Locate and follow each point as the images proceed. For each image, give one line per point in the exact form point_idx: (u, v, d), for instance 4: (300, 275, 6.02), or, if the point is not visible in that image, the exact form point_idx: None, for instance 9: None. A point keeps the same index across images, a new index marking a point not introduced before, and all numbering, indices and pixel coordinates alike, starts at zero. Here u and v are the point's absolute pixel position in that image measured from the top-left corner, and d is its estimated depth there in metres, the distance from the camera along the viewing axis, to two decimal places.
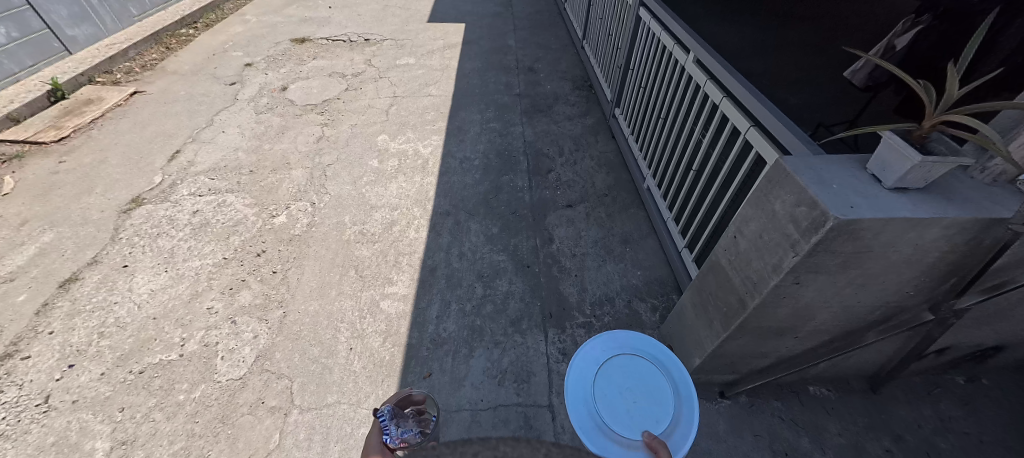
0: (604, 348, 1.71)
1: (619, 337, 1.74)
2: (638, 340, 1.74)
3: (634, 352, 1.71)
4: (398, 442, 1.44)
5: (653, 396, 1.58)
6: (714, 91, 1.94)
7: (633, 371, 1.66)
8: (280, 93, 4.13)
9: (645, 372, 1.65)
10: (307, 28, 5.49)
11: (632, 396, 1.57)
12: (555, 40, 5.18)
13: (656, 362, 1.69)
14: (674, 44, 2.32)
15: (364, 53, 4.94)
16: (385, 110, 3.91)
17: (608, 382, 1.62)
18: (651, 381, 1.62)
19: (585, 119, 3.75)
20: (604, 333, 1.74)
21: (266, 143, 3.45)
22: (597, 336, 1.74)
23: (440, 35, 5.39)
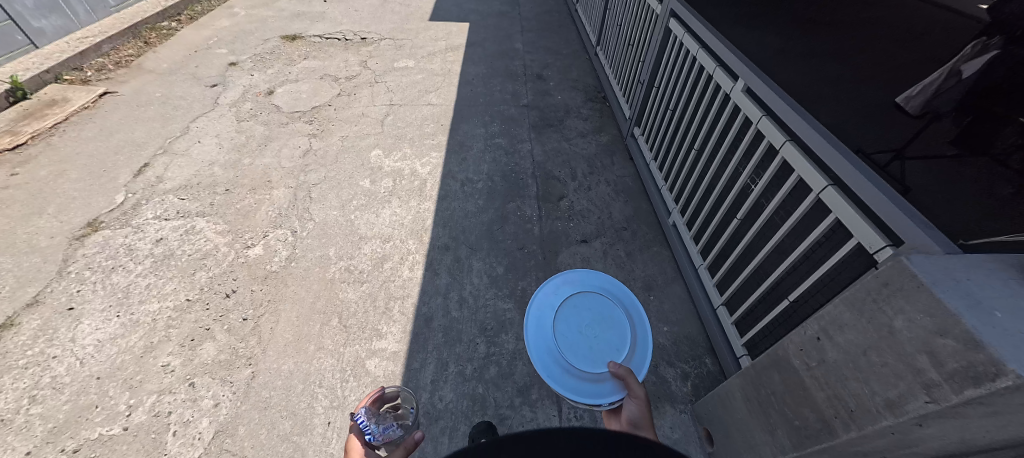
0: (557, 293, 1.87)
1: (567, 280, 1.91)
2: (584, 278, 1.92)
3: (584, 290, 1.88)
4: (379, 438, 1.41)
5: (609, 326, 1.78)
6: (771, 131, 1.62)
7: (588, 308, 1.85)
8: (265, 97, 3.78)
9: (599, 306, 1.85)
10: (299, 24, 5.12)
11: (591, 331, 1.76)
12: (566, 45, 4.83)
13: (605, 293, 1.89)
14: (716, 65, 2.00)
15: (359, 54, 4.58)
16: (380, 119, 3.57)
17: (567, 324, 1.79)
18: (606, 313, 1.82)
19: (599, 136, 3.42)
20: (554, 279, 1.90)
21: (246, 156, 3.11)
22: (548, 283, 1.89)
23: (442, 35, 5.03)
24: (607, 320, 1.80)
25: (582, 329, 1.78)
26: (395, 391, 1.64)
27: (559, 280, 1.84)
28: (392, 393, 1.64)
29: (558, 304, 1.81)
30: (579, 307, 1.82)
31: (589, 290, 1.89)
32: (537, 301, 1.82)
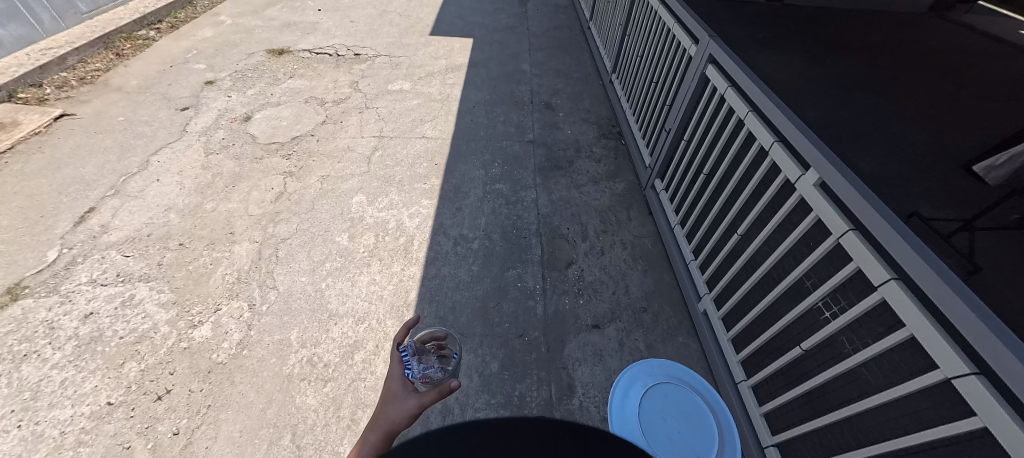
0: (649, 374, 1.81)
1: (665, 366, 1.84)
2: (686, 373, 1.83)
3: (677, 381, 1.81)
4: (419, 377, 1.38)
5: (696, 428, 1.69)
6: (864, 256, 1.25)
7: (677, 400, 1.76)
8: (241, 123, 3.39)
9: (690, 403, 1.75)
10: (288, 36, 4.72)
11: (676, 426, 1.69)
12: (577, 69, 4.43)
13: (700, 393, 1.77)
14: (776, 141, 1.61)
15: (350, 73, 4.19)
16: (368, 154, 3.18)
17: (652, 407, 1.73)
18: (695, 414, 1.72)
19: (615, 182, 3.01)
20: (653, 360, 1.84)
21: (209, 199, 2.71)
22: (644, 361, 1.84)
23: (443, 52, 4.64)
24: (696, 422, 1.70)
25: (666, 419, 1.70)
26: (443, 332, 1.62)
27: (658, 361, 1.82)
28: (439, 335, 1.63)
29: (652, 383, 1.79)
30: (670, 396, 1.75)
31: (684, 383, 1.80)
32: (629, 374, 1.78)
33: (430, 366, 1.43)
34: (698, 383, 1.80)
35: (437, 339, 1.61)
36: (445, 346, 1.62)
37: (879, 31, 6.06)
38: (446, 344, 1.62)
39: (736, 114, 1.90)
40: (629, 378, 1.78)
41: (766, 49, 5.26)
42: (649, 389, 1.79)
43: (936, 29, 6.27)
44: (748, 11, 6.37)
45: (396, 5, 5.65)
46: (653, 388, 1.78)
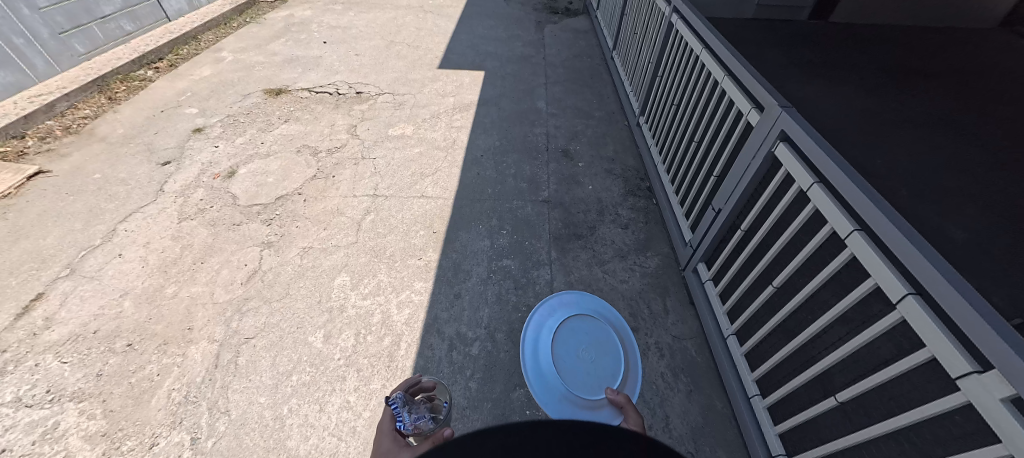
0: (552, 315, 2.03)
1: (562, 301, 2.08)
2: (578, 302, 2.08)
3: (577, 311, 2.06)
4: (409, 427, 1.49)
5: (604, 348, 1.94)
6: None
7: (581, 330, 2.01)
8: (224, 180, 3.04)
9: (593, 329, 2.01)
10: (288, 73, 4.44)
11: (588, 353, 1.92)
12: (598, 107, 3.98)
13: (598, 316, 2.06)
14: (910, 294, 1.09)
15: (350, 115, 3.85)
16: (359, 218, 2.78)
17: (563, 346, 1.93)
18: (599, 336, 1.99)
19: (644, 258, 2.54)
20: (551, 300, 2.07)
21: (172, 281, 2.35)
22: (544, 304, 2.05)
23: (451, 89, 4.28)
24: (601, 341, 1.96)
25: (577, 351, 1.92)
26: (432, 381, 1.71)
27: (554, 302, 2.04)
28: (429, 384, 1.72)
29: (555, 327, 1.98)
30: (576, 330, 1.98)
31: (582, 312, 2.06)
32: (535, 324, 1.97)
33: (422, 417, 1.53)
34: (594, 307, 2.09)
35: (427, 388, 1.70)
36: (435, 394, 1.70)
37: (940, 53, 5.40)
38: (437, 392, 1.71)
39: (828, 222, 1.36)
40: (535, 327, 1.97)
41: (812, 78, 4.70)
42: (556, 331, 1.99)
43: (1001, 49, 5.61)
44: (786, 34, 5.82)
45: (404, 35, 5.36)
46: (559, 327, 1.99)
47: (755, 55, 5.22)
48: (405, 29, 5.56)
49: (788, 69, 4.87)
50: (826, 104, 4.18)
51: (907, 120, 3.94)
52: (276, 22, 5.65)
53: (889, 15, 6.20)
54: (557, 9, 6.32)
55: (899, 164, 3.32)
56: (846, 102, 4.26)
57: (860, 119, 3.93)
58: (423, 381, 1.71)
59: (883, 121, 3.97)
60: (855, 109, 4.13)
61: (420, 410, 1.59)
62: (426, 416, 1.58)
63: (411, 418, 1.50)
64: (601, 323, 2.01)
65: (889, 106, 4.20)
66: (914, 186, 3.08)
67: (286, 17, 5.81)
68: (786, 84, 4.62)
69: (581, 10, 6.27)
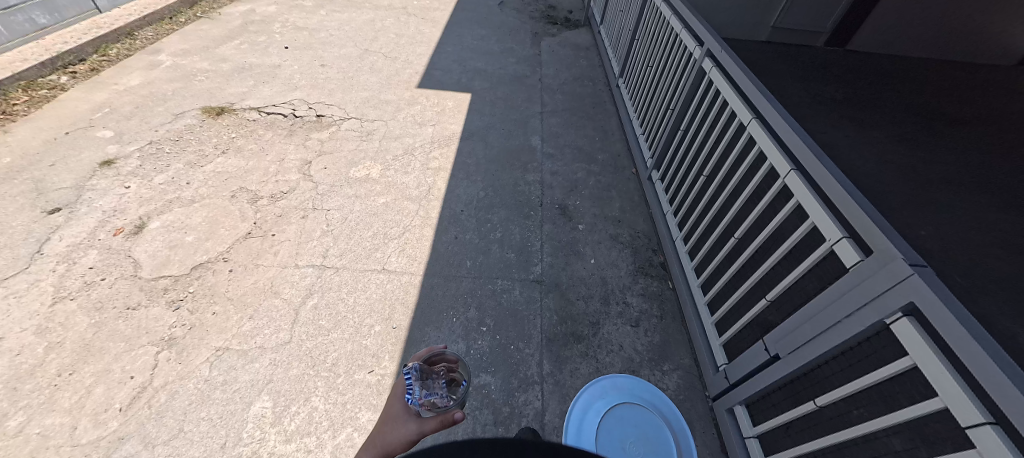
0: (603, 397, 1.74)
1: (617, 382, 1.78)
2: (634, 387, 1.77)
3: (632, 398, 1.75)
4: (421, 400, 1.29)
5: (654, 450, 1.64)
6: None
7: (632, 421, 1.71)
8: (126, 237, 2.38)
9: (645, 422, 1.71)
10: (237, 86, 3.74)
11: (636, 451, 1.62)
12: (603, 149, 3.43)
13: (656, 408, 1.73)
14: None
15: (305, 146, 3.20)
16: (298, 302, 2.17)
17: (607, 436, 1.66)
18: (651, 433, 1.68)
19: (661, 376, 2.00)
20: (603, 378, 1.77)
21: (22, 406, 1.72)
22: (595, 382, 1.77)
23: (431, 115, 3.67)
24: (652, 440, 1.66)
25: (623, 446, 1.64)
26: (454, 354, 1.53)
27: (608, 382, 1.74)
28: (450, 358, 1.52)
29: (602, 411, 1.70)
30: (627, 419, 1.69)
31: (638, 400, 1.74)
32: (581, 402, 1.70)
33: (435, 392, 1.35)
34: (652, 396, 1.76)
35: (448, 360, 1.53)
36: (456, 368, 1.53)
37: (970, 94, 4.98)
38: (458, 367, 1.53)
39: None
40: (581, 407, 1.70)
41: (837, 120, 4.24)
42: (603, 415, 1.71)
43: None
44: (804, 62, 5.34)
45: (381, 43, 4.70)
46: (607, 412, 1.71)
47: (772, 87, 4.73)
48: (383, 34, 4.89)
49: (810, 107, 4.41)
50: (855, 156, 3.77)
51: (945, 181, 3.57)
52: (233, 18, 4.92)
53: (912, 47, 5.75)
54: (556, 19, 5.73)
55: (941, 244, 2.98)
56: (876, 153, 3.83)
57: (895, 178, 3.56)
58: (445, 353, 1.54)
59: (919, 181, 3.55)
60: (888, 164, 3.70)
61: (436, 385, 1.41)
62: (443, 391, 1.42)
63: (422, 391, 1.32)
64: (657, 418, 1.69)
65: (923, 161, 3.78)
66: (962, 278, 2.73)
67: (246, 13, 5.08)
68: (809, 126, 4.15)
69: (583, 22, 5.69)
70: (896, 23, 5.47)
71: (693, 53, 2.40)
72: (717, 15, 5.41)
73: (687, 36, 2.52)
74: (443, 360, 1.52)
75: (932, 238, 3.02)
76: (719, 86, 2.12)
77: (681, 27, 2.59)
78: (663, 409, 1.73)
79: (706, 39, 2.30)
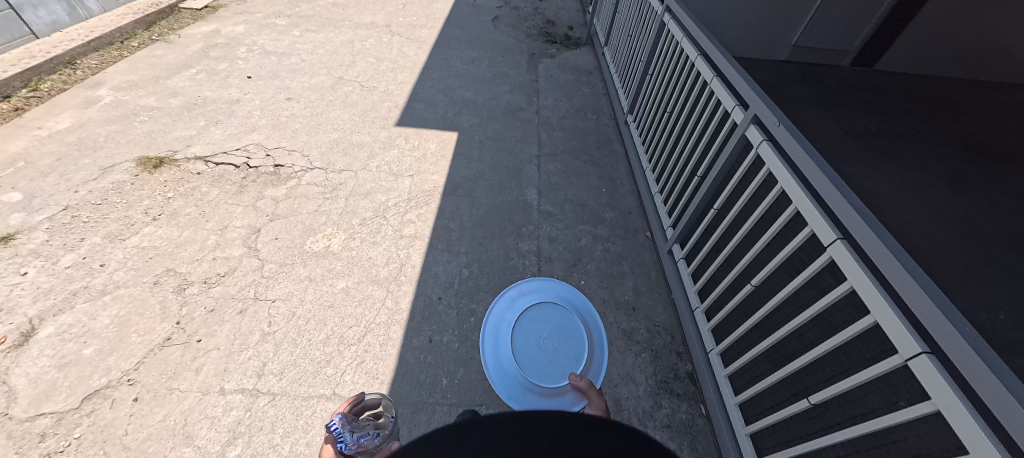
0: (511, 306, 1.96)
1: (522, 289, 1.99)
2: (538, 288, 2.00)
3: (540, 298, 1.98)
4: (351, 447, 1.39)
5: (567, 335, 1.90)
6: None
7: (543, 320, 1.95)
8: (7, 353, 1.87)
9: (556, 316, 1.95)
10: (185, 127, 3.22)
11: (551, 342, 1.86)
12: (612, 203, 2.92)
13: (561, 301, 2.00)
14: None
15: (254, 208, 2.67)
16: (215, 453, 1.66)
17: (524, 338, 1.88)
18: (562, 324, 1.93)
19: None
20: (510, 291, 1.97)
21: None
22: (503, 297, 1.98)
23: (409, 161, 3.15)
24: (563, 332, 1.91)
25: (539, 340, 1.88)
26: (376, 397, 1.59)
27: (513, 292, 1.95)
28: (373, 401, 1.59)
29: (514, 320, 1.91)
30: (537, 320, 1.92)
31: (545, 299, 1.98)
32: (493, 318, 1.90)
33: (365, 435, 1.45)
34: (557, 291, 2.00)
35: (372, 405, 1.59)
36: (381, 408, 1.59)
37: (1018, 123, 4.46)
38: (384, 408, 1.59)
39: None
40: (493, 322, 1.90)
41: (875, 158, 3.72)
42: (516, 322, 1.94)
43: None
44: (830, 84, 4.79)
45: (358, 70, 4.18)
46: (518, 319, 1.93)
47: (799, 115, 4.20)
48: (361, 59, 4.39)
49: (844, 142, 3.87)
50: (903, 206, 3.25)
51: (1011, 238, 3.06)
52: (193, 41, 4.40)
53: (946, 65, 5.22)
54: (554, 38, 5.23)
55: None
56: (924, 202, 3.32)
57: (954, 235, 3.03)
58: (365, 400, 1.58)
59: (982, 240, 3.03)
60: (942, 218, 3.18)
61: (364, 429, 1.48)
62: (372, 432, 1.49)
63: (352, 437, 1.42)
64: (565, 309, 1.95)
65: (980, 213, 3.28)
66: None
67: (209, 34, 4.56)
68: (845, 166, 3.63)
69: (585, 41, 5.19)
70: (928, 39, 4.95)
71: (735, 114, 1.98)
72: (732, 33, 4.89)
73: (724, 90, 2.10)
74: (367, 406, 1.58)
75: (1013, 324, 2.47)
76: (773, 166, 1.71)
77: (714, 75, 2.16)
78: (568, 302, 1.99)
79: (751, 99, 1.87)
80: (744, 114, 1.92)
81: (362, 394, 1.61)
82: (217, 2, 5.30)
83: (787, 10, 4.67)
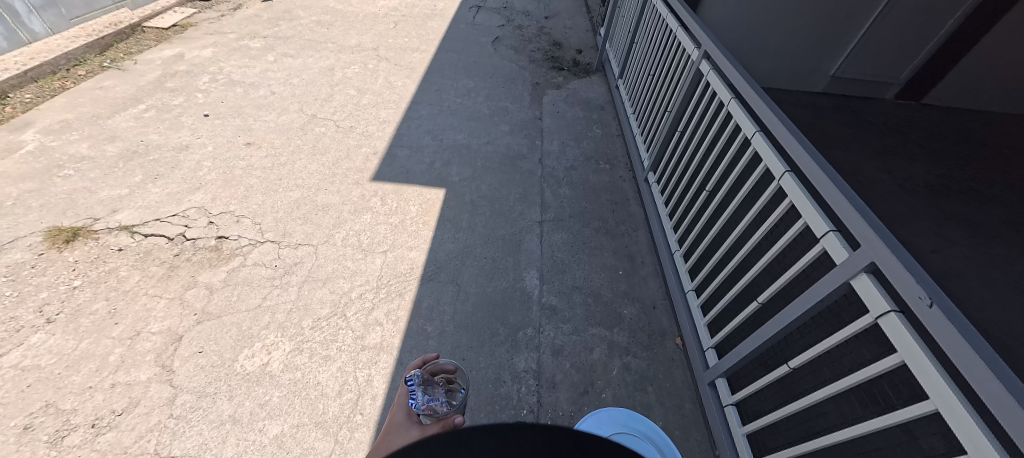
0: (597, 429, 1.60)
1: (613, 414, 1.66)
2: (629, 420, 1.63)
3: (627, 431, 1.59)
4: (421, 407, 1.26)
5: None
6: None
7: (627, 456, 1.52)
8: None
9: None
10: (116, 185, 2.69)
11: None
12: (637, 296, 2.33)
13: (643, 437, 1.57)
14: None
15: (181, 302, 2.12)
16: None
17: None
18: None
19: None
20: (597, 410, 1.66)
21: None
22: (591, 415, 1.65)
23: (384, 229, 2.60)
24: None
25: None
26: (452, 364, 1.48)
27: (600, 413, 1.65)
28: (448, 367, 1.47)
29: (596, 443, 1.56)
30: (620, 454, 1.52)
31: (634, 433, 1.58)
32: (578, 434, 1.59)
33: (436, 399, 1.29)
34: (648, 429, 1.60)
35: (447, 371, 1.46)
36: (456, 379, 1.43)
37: None
38: (456, 377, 1.45)
39: None
40: None
41: (945, 222, 3.07)
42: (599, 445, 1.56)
43: None
44: (876, 122, 4.18)
45: (335, 105, 3.64)
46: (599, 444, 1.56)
47: (846, 162, 3.60)
48: (341, 90, 3.85)
49: (904, 201, 3.23)
50: (992, 290, 2.62)
51: None
52: (150, 69, 3.89)
53: (1003, 100, 4.61)
54: (561, 63, 4.69)
55: None
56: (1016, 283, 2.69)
57: None
58: (443, 363, 1.46)
59: None
60: None
61: (436, 392, 1.32)
62: (442, 398, 1.32)
63: (424, 397, 1.28)
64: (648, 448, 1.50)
65: None
66: None
67: (171, 60, 4.05)
68: (912, 230, 3.00)
69: (596, 67, 4.63)
70: (985, 73, 4.35)
71: (821, 242, 1.26)
72: (763, 63, 4.32)
73: (808, 201, 1.34)
74: (442, 371, 1.46)
75: None
76: (920, 368, 1.00)
77: (787, 171, 1.44)
78: (656, 443, 1.54)
79: (867, 238, 1.10)
80: (851, 253, 1.14)
81: (437, 355, 1.49)
82: (187, 21, 4.79)
83: (826, 39, 4.10)
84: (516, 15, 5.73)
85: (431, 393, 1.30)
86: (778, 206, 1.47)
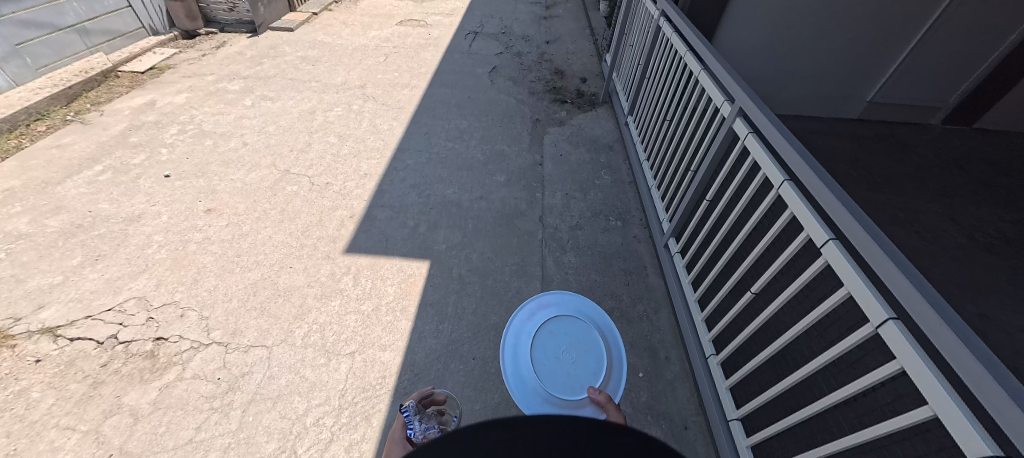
0: (531, 320, 1.88)
1: (542, 301, 1.93)
2: (556, 302, 1.93)
3: (559, 313, 1.91)
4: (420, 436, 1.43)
5: (586, 349, 1.81)
6: None
7: (563, 332, 1.86)
8: None
9: (576, 331, 1.86)
10: (49, 271, 2.32)
11: (570, 356, 1.78)
12: (664, 411, 1.87)
13: (580, 315, 1.91)
14: None
15: (96, 437, 1.72)
16: None
17: (545, 352, 1.79)
18: (581, 338, 1.84)
19: None
20: (527, 304, 1.92)
21: None
22: (522, 309, 1.90)
23: (353, 319, 2.18)
24: (582, 345, 1.82)
25: (559, 353, 1.79)
26: (443, 394, 1.66)
27: (532, 304, 1.90)
28: (440, 397, 1.65)
29: (534, 332, 1.84)
30: (556, 333, 1.84)
31: (563, 313, 1.91)
32: (513, 329, 1.83)
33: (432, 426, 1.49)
34: (576, 305, 1.94)
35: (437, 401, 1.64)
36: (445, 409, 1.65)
37: None
38: (446, 409, 1.67)
39: None
40: (514, 333, 1.82)
41: None
42: (536, 334, 1.85)
43: None
44: (925, 155, 3.67)
45: (312, 156, 3.27)
46: (538, 331, 1.85)
47: (901, 207, 3.08)
48: (320, 137, 3.49)
49: (979, 259, 2.69)
50: None
51: None
52: (117, 120, 3.59)
53: None
54: (564, 95, 4.28)
55: None
56: None
57: None
58: (434, 395, 1.65)
59: None
60: None
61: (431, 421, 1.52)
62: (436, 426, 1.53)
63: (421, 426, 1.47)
64: (582, 323, 1.87)
65: None
66: None
67: (140, 108, 3.75)
68: (996, 299, 2.46)
69: (602, 98, 4.22)
70: None
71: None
72: (791, 89, 3.85)
73: (933, 376, 0.92)
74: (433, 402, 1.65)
75: None
76: None
77: (892, 318, 1.01)
78: (586, 317, 1.90)
79: None
80: None
81: (432, 389, 1.66)
82: (165, 62, 4.52)
83: (864, 62, 3.63)
84: (515, 41, 5.37)
85: (427, 423, 1.48)
86: (879, 368, 1.03)
